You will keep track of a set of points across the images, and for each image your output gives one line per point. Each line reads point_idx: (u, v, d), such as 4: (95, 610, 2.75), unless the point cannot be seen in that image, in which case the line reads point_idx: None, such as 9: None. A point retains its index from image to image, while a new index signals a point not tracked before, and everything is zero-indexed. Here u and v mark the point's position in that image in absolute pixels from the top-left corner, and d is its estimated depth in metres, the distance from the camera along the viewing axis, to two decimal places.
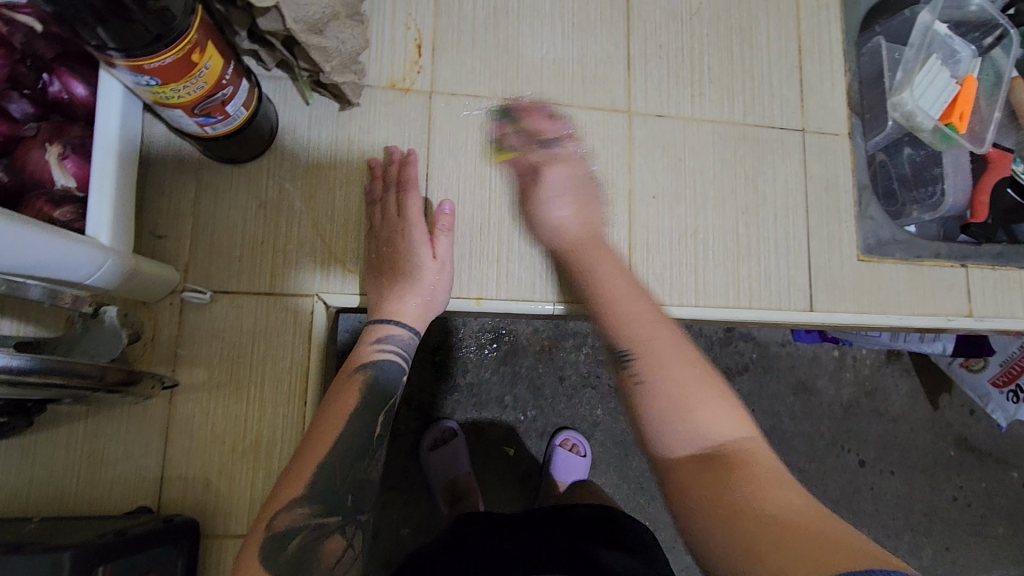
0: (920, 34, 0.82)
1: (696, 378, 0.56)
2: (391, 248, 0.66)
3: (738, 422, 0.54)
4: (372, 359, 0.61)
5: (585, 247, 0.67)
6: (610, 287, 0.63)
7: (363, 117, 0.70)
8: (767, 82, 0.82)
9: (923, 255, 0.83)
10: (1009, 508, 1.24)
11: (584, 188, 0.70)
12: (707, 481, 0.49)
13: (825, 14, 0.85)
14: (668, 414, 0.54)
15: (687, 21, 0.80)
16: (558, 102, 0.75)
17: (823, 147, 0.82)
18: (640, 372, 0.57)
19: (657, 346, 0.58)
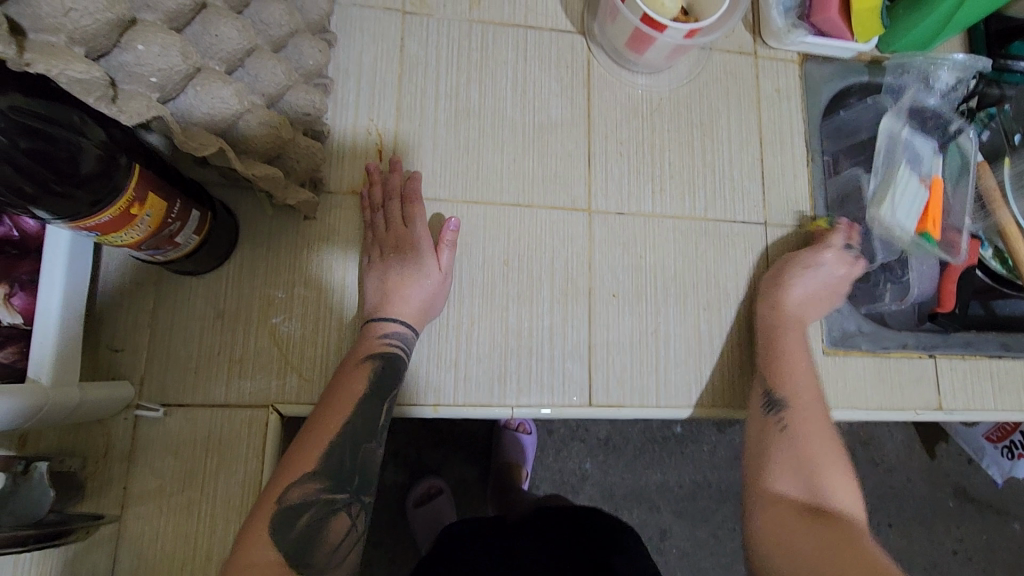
0: (885, 138, 0.84)
1: (834, 450, 0.66)
2: (393, 251, 0.69)
3: (851, 496, 0.63)
4: (372, 350, 0.65)
5: (771, 317, 0.75)
6: (795, 359, 0.72)
7: (322, 230, 0.71)
8: (728, 176, 0.82)
9: (891, 346, 0.83)
10: (1013, 560, 1.20)
11: (791, 260, 0.77)
12: (785, 529, 0.58)
13: (786, 104, 0.87)
14: (795, 459, 0.65)
15: (647, 117, 0.81)
16: (519, 202, 0.76)
17: (786, 242, 0.83)
18: (786, 426, 0.68)
19: (816, 432, 0.67)
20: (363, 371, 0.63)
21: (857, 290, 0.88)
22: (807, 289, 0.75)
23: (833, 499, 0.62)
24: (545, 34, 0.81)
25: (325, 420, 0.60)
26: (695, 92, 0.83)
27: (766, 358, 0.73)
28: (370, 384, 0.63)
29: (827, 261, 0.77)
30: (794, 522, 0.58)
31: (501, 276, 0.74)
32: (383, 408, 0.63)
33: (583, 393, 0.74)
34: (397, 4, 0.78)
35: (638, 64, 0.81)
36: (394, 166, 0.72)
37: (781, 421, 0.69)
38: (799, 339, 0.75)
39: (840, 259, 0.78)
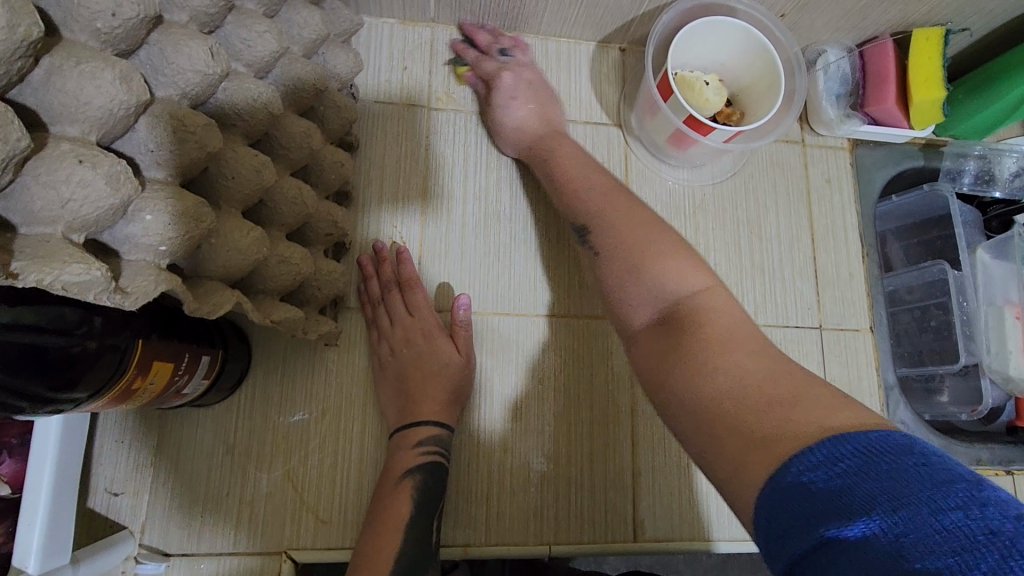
0: (970, 262, 0.79)
1: (654, 235, 0.58)
2: (410, 347, 0.64)
3: (700, 271, 0.54)
4: (410, 460, 0.59)
5: (545, 142, 0.68)
6: (570, 165, 0.66)
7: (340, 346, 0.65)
8: (779, 276, 0.76)
9: (964, 463, 0.75)
10: None
11: (539, 91, 0.71)
12: (666, 355, 0.48)
13: (838, 195, 0.81)
14: (624, 276, 0.56)
15: (690, 215, 0.76)
16: (553, 313, 0.70)
17: (842, 346, 0.76)
18: (595, 245, 0.60)
19: (628, 237, 0.58)
20: (406, 484, 0.58)
21: (914, 385, 0.79)
22: (523, 116, 0.69)
23: (683, 282, 0.53)
24: (579, 126, 0.76)
25: (374, 551, 0.55)
26: (740, 186, 0.78)
27: (552, 181, 0.66)
28: (415, 504, 0.58)
29: (520, 87, 0.70)
30: (654, 346, 0.50)
31: (533, 395, 0.68)
32: (434, 523, 0.58)
33: (628, 529, 0.67)
34: (422, 101, 0.73)
35: (678, 159, 0.76)
36: (460, 47, 0.73)
37: (590, 247, 0.61)
38: (575, 146, 0.68)
39: (537, 85, 0.72)
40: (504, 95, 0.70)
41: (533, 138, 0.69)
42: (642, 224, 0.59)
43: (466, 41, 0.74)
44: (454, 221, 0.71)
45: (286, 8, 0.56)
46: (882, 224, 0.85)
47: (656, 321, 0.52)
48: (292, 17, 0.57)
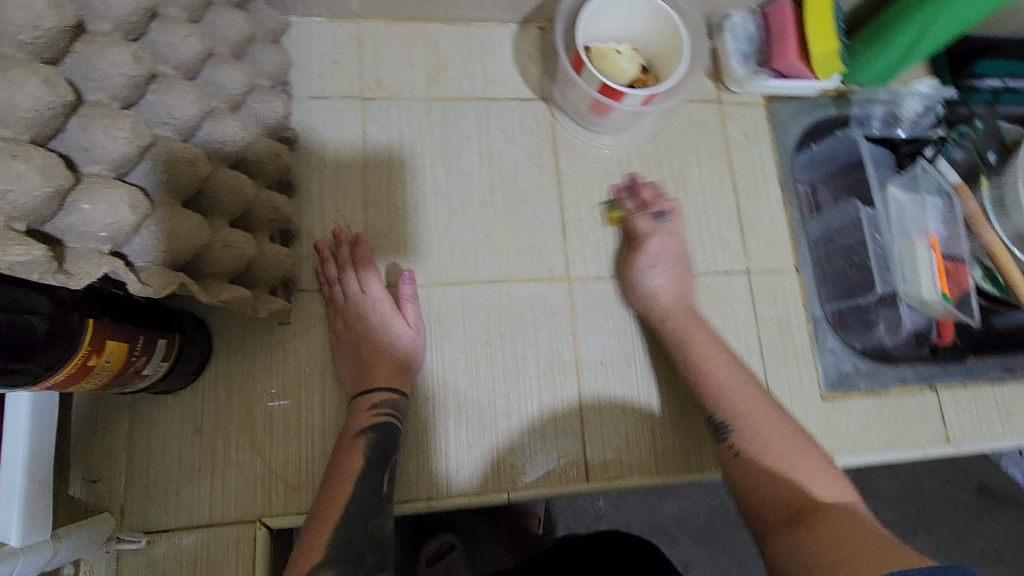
0: (883, 197, 0.85)
1: (804, 450, 0.63)
2: (363, 321, 0.69)
3: (836, 481, 0.60)
4: (363, 421, 0.64)
5: (675, 320, 0.72)
6: (704, 352, 0.70)
7: (298, 328, 0.70)
8: (706, 227, 0.82)
9: (891, 383, 0.81)
10: None
11: (677, 262, 0.75)
12: (800, 528, 0.55)
13: (755, 148, 0.86)
14: (761, 479, 0.62)
15: (618, 177, 0.81)
16: (495, 278, 0.75)
17: (770, 286, 0.81)
18: (730, 437, 0.66)
19: (764, 428, 0.64)
20: (358, 443, 0.63)
21: (850, 319, 0.85)
22: (662, 285, 0.73)
23: (804, 487, 0.59)
24: (505, 103, 0.81)
25: (331, 503, 0.60)
26: (662, 146, 0.84)
27: (682, 361, 0.71)
28: (367, 458, 0.63)
29: (663, 259, 0.75)
30: (786, 544, 0.55)
31: (483, 356, 0.73)
32: (387, 476, 0.63)
33: (580, 470, 0.72)
34: (355, 92, 0.78)
35: (601, 126, 0.81)
36: (619, 195, 0.79)
37: (727, 439, 0.66)
38: (705, 329, 0.72)
39: (676, 258, 0.75)
40: (648, 261, 0.74)
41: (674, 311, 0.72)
42: (799, 444, 0.63)
43: (627, 187, 0.80)
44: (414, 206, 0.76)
45: (209, 12, 0.59)
46: (808, 173, 0.92)
47: (786, 504, 0.59)
48: (216, 21, 0.59)
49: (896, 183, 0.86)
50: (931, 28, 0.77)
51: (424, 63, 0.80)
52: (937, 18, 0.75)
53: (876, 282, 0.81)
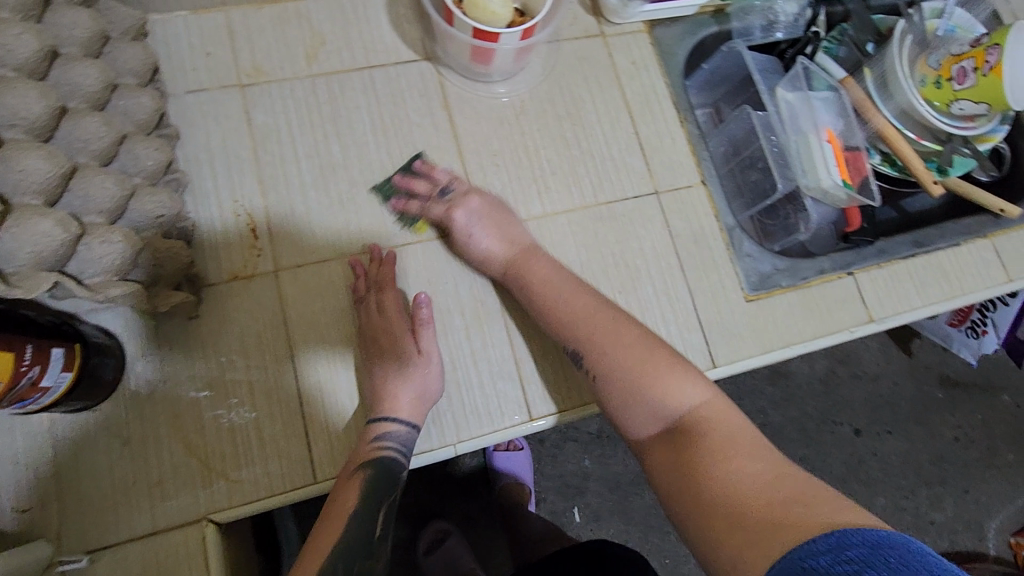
0: (773, 101, 0.87)
1: (659, 359, 0.65)
2: (382, 348, 0.68)
3: (706, 389, 0.64)
4: (371, 455, 0.64)
5: (518, 263, 0.72)
6: (547, 292, 0.70)
7: (328, 350, 0.71)
8: (608, 156, 0.83)
9: (809, 275, 0.84)
10: (981, 416, 1.64)
11: (495, 213, 0.73)
12: (685, 465, 0.58)
13: (644, 74, 0.88)
14: (630, 401, 0.64)
15: (514, 122, 0.82)
16: (407, 240, 0.75)
17: (680, 203, 0.83)
18: (589, 366, 0.67)
19: (620, 364, 0.65)
20: (357, 484, 0.63)
21: (771, 227, 0.89)
22: (490, 243, 0.72)
23: (681, 403, 0.62)
24: (389, 68, 0.81)
25: (320, 544, 0.59)
26: (553, 86, 0.84)
27: (535, 305, 0.70)
28: (364, 498, 0.62)
29: (477, 215, 0.73)
30: (667, 468, 0.59)
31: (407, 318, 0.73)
32: (382, 515, 0.63)
33: (522, 409, 0.73)
34: (233, 80, 0.76)
35: (491, 75, 0.82)
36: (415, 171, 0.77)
37: (585, 367, 0.68)
38: (548, 259, 0.72)
39: (496, 209, 0.74)
40: (462, 230, 0.73)
41: (518, 251, 0.72)
42: (652, 364, 0.65)
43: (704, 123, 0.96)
44: (358, 174, 0.76)
45: (49, 12, 0.56)
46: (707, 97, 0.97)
47: (665, 430, 0.62)
48: (58, 21, 0.57)
49: (785, 84, 0.88)
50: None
51: (300, 40, 0.79)
52: None
53: (778, 183, 0.84)
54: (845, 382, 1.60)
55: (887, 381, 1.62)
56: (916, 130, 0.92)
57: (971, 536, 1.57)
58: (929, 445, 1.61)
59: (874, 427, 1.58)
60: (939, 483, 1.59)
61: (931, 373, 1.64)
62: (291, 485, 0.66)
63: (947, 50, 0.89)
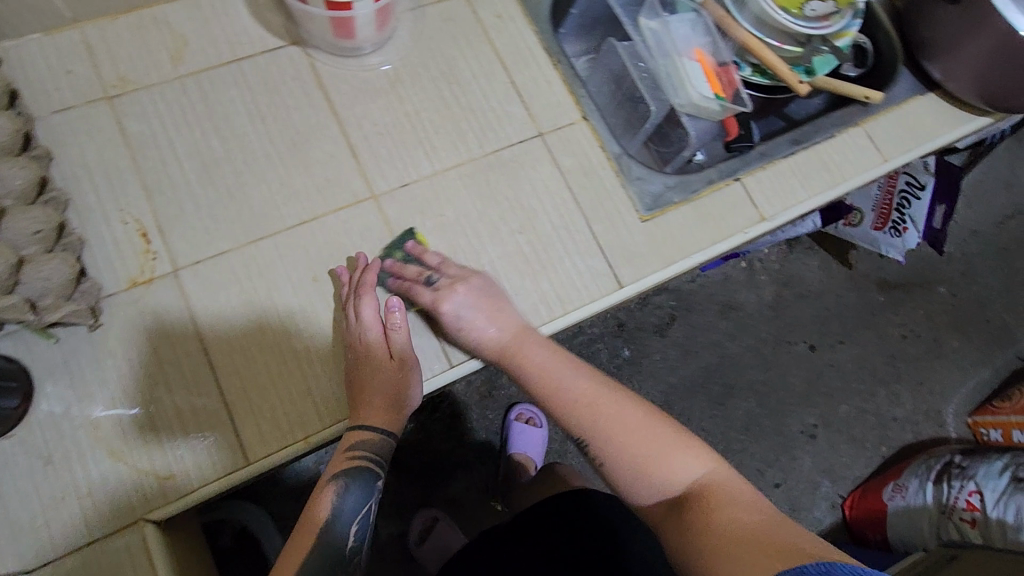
0: (637, 31, 0.92)
1: (647, 423, 0.62)
2: (362, 355, 0.70)
3: (702, 457, 0.59)
4: (346, 468, 0.68)
5: (513, 347, 0.69)
6: (548, 369, 0.67)
7: (282, 405, 0.70)
8: (489, 109, 0.86)
9: (699, 187, 0.87)
10: (919, 310, 1.74)
11: (486, 298, 0.71)
12: (685, 528, 0.54)
13: (511, 25, 0.90)
14: (630, 461, 0.60)
15: (391, 90, 0.84)
16: (302, 219, 0.76)
17: (565, 140, 0.86)
18: (597, 454, 0.62)
19: (619, 429, 0.61)
20: (334, 494, 0.67)
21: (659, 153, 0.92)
22: (485, 332, 0.70)
23: (675, 465, 0.58)
24: (256, 58, 0.81)
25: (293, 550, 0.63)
26: (424, 51, 0.87)
27: (538, 394, 0.67)
28: (336, 506, 0.66)
29: (468, 305, 0.70)
30: (670, 534, 0.55)
31: (315, 294, 0.74)
32: (354, 527, 0.67)
33: (442, 358, 0.75)
34: (99, 94, 0.76)
35: (361, 47, 0.84)
36: (415, 253, 0.75)
37: (593, 454, 0.63)
38: (544, 345, 0.70)
39: (491, 294, 0.72)
40: (465, 317, 0.70)
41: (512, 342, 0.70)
42: (643, 419, 0.62)
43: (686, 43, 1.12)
44: (246, 165, 0.77)
45: None
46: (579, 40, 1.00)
47: (668, 503, 0.57)
48: None
49: (646, 13, 0.93)
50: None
51: (162, 45, 0.79)
52: None
53: (651, 104, 0.88)
54: (792, 303, 1.68)
55: (831, 295, 1.71)
56: (777, 37, 0.97)
57: (932, 424, 1.67)
58: (879, 347, 1.70)
59: (828, 339, 1.67)
60: (894, 380, 1.68)
61: (871, 280, 1.74)
62: (226, 470, 0.67)
63: None
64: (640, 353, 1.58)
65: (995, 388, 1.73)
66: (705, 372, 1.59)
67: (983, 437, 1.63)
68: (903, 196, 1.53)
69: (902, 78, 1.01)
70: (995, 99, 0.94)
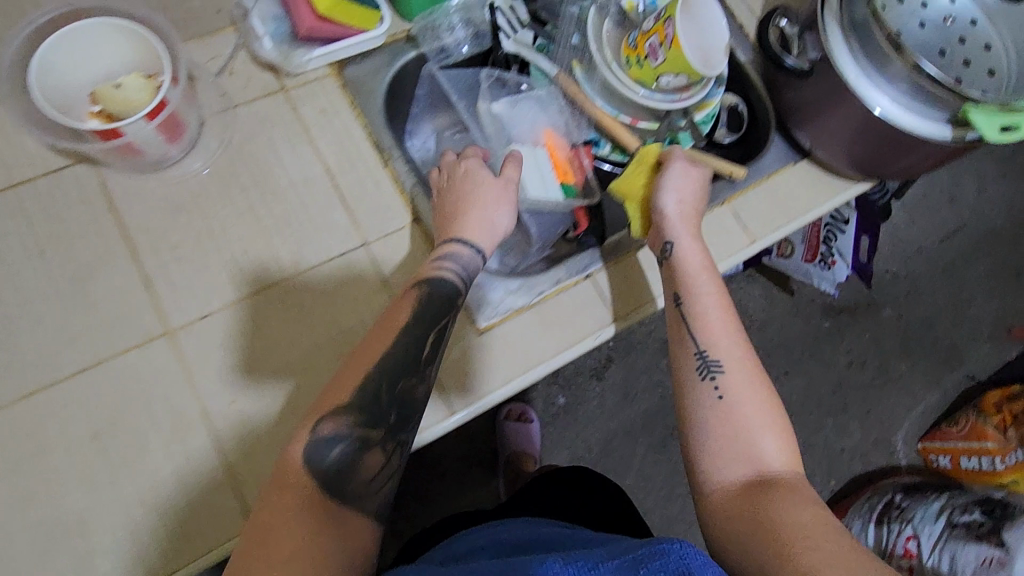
0: (475, 120, 0.89)
1: (770, 408, 0.70)
2: (459, 185, 0.75)
3: (790, 454, 0.67)
4: (434, 274, 0.68)
5: (682, 254, 0.77)
6: (708, 317, 0.74)
7: (99, 569, 0.65)
8: (306, 219, 0.78)
9: (544, 289, 0.82)
10: (867, 334, 1.74)
11: (690, 183, 0.80)
12: (756, 494, 0.62)
13: (336, 121, 0.83)
14: (727, 426, 0.68)
15: (193, 207, 0.76)
16: (85, 366, 0.69)
17: (393, 248, 0.79)
18: (723, 389, 0.70)
19: (749, 393, 0.70)
20: (415, 299, 0.66)
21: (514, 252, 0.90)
22: (667, 202, 0.78)
23: (757, 439, 0.67)
24: (38, 181, 0.74)
25: (342, 385, 0.60)
26: (235, 157, 0.79)
27: (683, 324, 0.75)
28: (413, 313, 0.65)
29: (677, 176, 0.79)
30: (728, 497, 0.64)
31: (89, 453, 0.67)
32: (431, 339, 0.65)
33: (240, 517, 0.68)
34: None
35: (174, 154, 0.77)
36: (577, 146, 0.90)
37: (716, 386, 0.70)
38: (713, 279, 0.77)
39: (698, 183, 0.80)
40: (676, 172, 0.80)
41: (700, 265, 0.76)
42: (770, 402, 0.70)
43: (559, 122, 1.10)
44: (23, 307, 0.70)
45: None
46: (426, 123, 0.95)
47: (749, 468, 0.65)
48: None
49: (482, 98, 0.88)
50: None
51: None
52: None
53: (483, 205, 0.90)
54: None
55: (777, 324, 1.74)
56: (630, 114, 0.90)
57: (881, 454, 1.68)
58: (825, 375, 1.72)
59: (772, 371, 1.69)
60: (841, 412, 1.70)
61: (815, 306, 1.76)
62: None
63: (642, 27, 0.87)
64: (579, 400, 1.53)
65: (944, 412, 1.72)
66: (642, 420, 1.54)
67: (932, 463, 1.66)
68: (829, 228, 1.50)
69: (773, 146, 0.95)
70: (869, 170, 0.89)
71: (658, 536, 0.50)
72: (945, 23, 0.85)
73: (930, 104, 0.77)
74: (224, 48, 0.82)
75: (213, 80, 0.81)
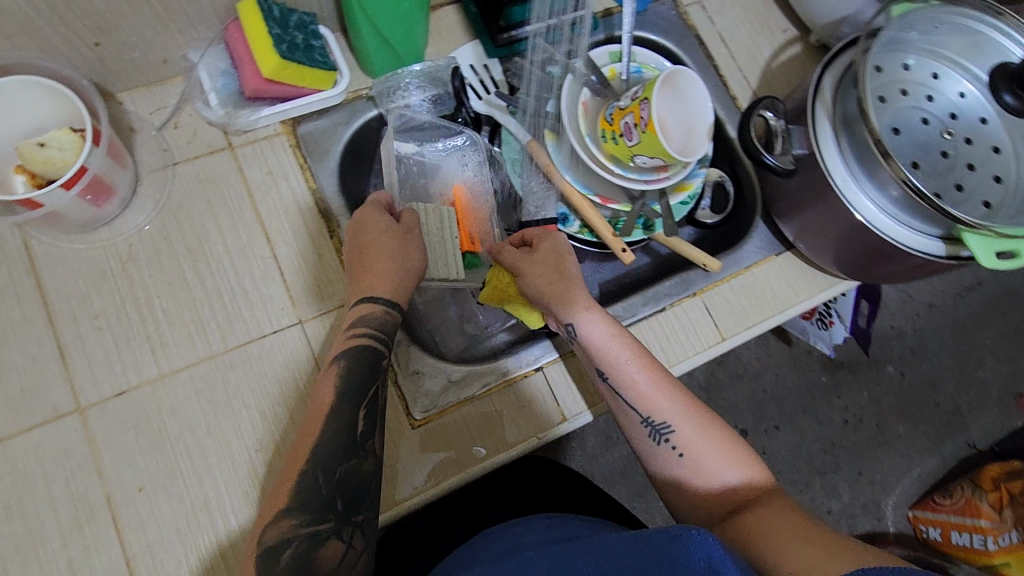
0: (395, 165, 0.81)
1: (720, 427, 0.65)
2: (360, 234, 0.68)
3: (754, 463, 0.64)
4: (346, 346, 0.64)
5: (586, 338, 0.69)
6: (634, 377, 0.67)
7: None
8: (240, 290, 0.74)
9: (491, 380, 0.78)
10: (870, 392, 1.59)
11: (560, 271, 0.71)
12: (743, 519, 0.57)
13: (284, 183, 0.78)
14: (693, 472, 0.63)
15: (121, 272, 0.72)
16: None
17: (331, 327, 0.74)
18: (679, 446, 0.64)
19: (700, 432, 0.64)
20: (339, 371, 0.63)
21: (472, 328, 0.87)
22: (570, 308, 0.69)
23: (729, 481, 0.62)
24: None
25: (298, 450, 0.59)
26: (172, 218, 0.75)
27: (619, 398, 0.68)
28: (341, 387, 0.62)
29: (542, 281, 0.71)
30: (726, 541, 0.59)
31: None
32: (361, 412, 0.62)
33: None
34: None
35: (105, 215, 0.72)
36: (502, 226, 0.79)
37: (672, 446, 0.65)
38: (624, 335, 0.70)
39: (559, 266, 0.71)
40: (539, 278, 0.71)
41: (604, 333, 0.69)
42: (719, 424, 0.66)
43: None
44: None
45: None
46: None
47: (726, 506, 0.61)
48: None
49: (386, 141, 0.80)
50: (370, 10, 0.73)
51: None
52: (374, 19, 0.74)
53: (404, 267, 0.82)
54: (727, 384, 1.57)
55: (770, 375, 1.59)
56: (601, 193, 0.85)
57: (870, 518, 1.53)
58: (819, 434, 1.56)
59: (761, 426, 1.55)
60: (831, 470, 1.55)
61: (815, 357, 1.60)
62: None
63: (620, 100, 0.79)
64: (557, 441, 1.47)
65: (944, 479, 1.57)
66: (621, 466, 1.48)
67: (922, 533, 1.49)
68: None
69: (756, 233, 0.88)
70: (857, 272, 0.82)
71: (675, 525, 0.48)
72: (951, 119, 0.76)
73: (923, 219, 0.70)
74: (170, 99, 0.77)
75: (155, 133, 0.76)
